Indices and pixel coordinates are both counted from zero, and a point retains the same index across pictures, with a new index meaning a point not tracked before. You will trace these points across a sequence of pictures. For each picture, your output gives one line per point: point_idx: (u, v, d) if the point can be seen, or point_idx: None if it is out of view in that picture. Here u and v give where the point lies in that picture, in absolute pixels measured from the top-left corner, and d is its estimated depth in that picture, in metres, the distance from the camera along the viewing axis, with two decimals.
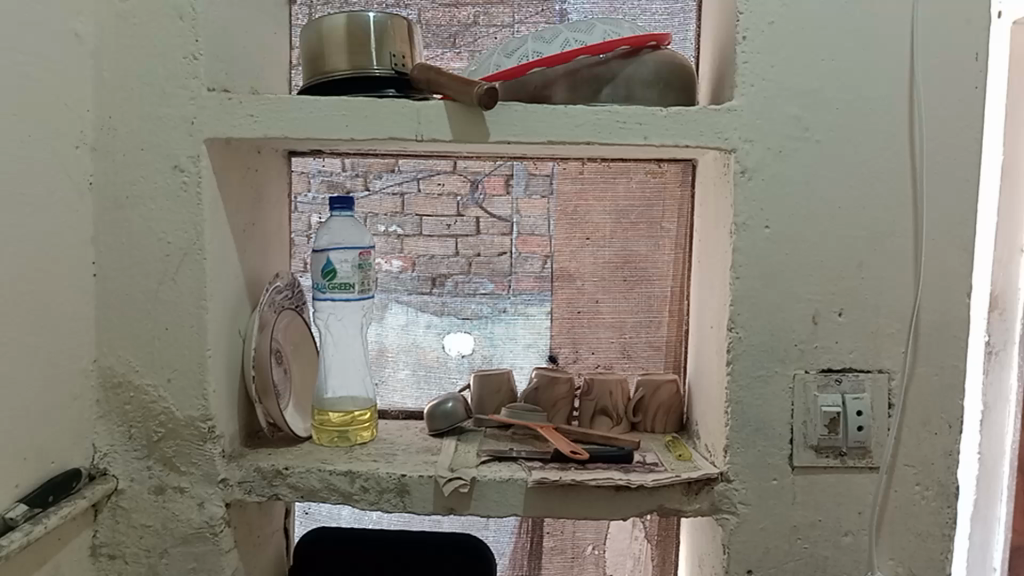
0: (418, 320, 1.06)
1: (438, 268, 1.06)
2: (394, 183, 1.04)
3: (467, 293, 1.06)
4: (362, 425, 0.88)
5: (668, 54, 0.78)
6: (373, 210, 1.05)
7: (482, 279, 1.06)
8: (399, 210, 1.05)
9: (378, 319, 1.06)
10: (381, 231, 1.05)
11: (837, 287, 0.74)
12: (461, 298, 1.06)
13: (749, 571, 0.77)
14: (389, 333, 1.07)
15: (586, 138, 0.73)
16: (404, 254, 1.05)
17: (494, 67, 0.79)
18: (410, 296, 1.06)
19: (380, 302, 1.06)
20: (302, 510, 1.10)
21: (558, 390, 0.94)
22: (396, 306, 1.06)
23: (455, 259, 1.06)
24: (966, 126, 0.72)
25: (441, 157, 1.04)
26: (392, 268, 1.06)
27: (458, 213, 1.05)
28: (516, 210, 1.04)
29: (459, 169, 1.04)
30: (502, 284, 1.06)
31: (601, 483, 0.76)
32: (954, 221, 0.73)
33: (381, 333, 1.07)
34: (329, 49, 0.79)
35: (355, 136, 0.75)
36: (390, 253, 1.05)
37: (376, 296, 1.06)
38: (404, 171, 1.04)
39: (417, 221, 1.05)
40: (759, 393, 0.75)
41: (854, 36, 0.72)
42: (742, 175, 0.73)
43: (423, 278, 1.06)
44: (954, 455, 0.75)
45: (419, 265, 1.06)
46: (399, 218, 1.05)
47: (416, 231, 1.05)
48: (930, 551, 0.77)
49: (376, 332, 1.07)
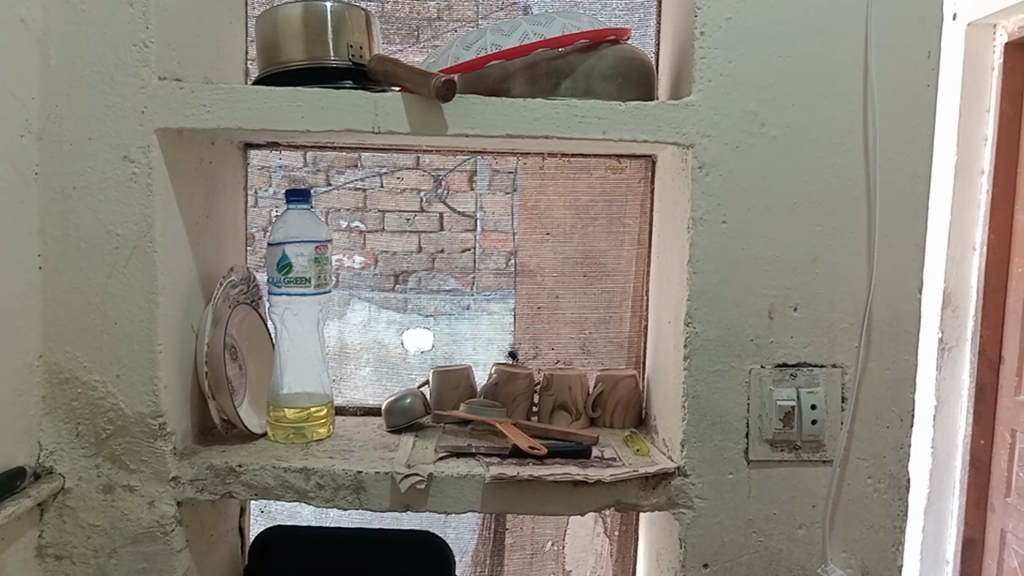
0: (380, 316, 1.05)
1: (400, 264, 1.05)
2: (356, 178, 1.03)
3: (430, 289, 1.05)
4: (319, 421, 0.87)
5: (627, 49, 0.79)
6: (334, 205, 1.03)
7: (445, 276, 1.05)
8: (361, 206, 1.03)
9: (338, 315, 1.05)
10: (342, 227, 1.03)
11: (793, 282, 0.74)
12: (423, 295, 1.05)
13: (705, 564, 0.77)
14: (349, 330, 1.05)
15: (545, 132, 0.73)
16: (365, 250, 1.04)
17: (453, 60, 0.78)
18: (372, 293, 1.05)
19: (341, 298, 1.05)
20: (259, 509, 1.08)
21: (518, 385, 0.93)
22: (358, 302, 1.05)
23: (418, 256, 1.04)
24: (918, 125, 0.73)
25: (404, 153, 1.03)
26: (354, 264, 1.04)
27: (421, 208, 1.04)
28: (480, 206, 1.04)
29: (422, 164, 1.03)
30: (464, 280, 1.05)
31: (559, 478, 0.75)
32: (907, 218, 0.74)
33: (341, 329, 1.05)
34: (285, 39, 0.78)
35: (311, 127, 0.73)
36: (352, 249, 1.04)
37: (337, 292, 1.04)
38: (367, 166, 1.03)
39: (380, 216, 1.03)
40: (715, 387, 0.75)
41: (810, 33, 0.72)
42: (700, 170, 0.73)
43: (385, 274, 1.05)
44: (905, 448, 0.76)
45: (381, 261, 1.04)
46: (361, 213, 1.03)
47: (379, 226, 1.04)
48: (882, 543, 0.78)
49: (336, 329, 1.05)
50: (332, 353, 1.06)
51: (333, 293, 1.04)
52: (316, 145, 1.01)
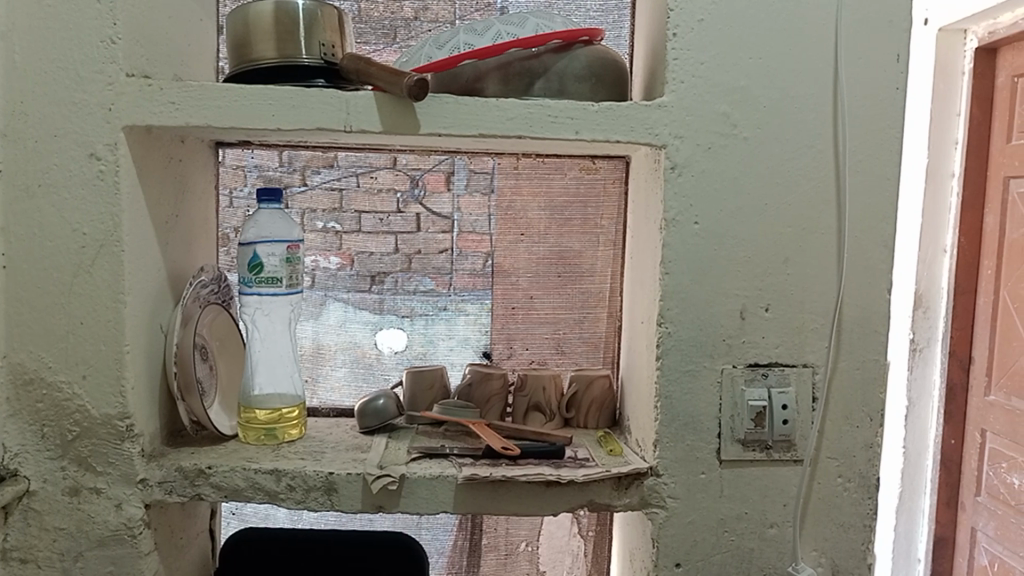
0: (357, 317, 1.05)
1: (377, 265, 1.04)
2: (332, 179, 1.02)
3: (407, 290, 1.05)
4: (290, 423, 0.86)
5: (600, 50, 0.79)
6: (311, 206, 1.02)
7: (422, 276, 1.05)
8: (337, 206, 1.02)
9: (314, 316, 1.04)
10: (319, 228, 1.02)
11: (764, 283, 0.75)
12: (400, 296, 1.05)
13: (677, 564, 0.77)
14: (325, 330, 1.04)
15: (518, 132, 0.73)
16: (342, 250, 1.03)
17: (425, 59, 0.78)
18: (348, 294, 1.04)
19: (317, 299, 1.04)
20: (230, 511, 1.07)
21: (492, 386, 0.93)
22: (334, 303, 1.04)
23: (395, 257, 1.04)
24: (887, 127, 0.74)
25: (382, 153, 1.02)
26: (329, 265, 1.03)
27: (398, 209, 1.03)
28: (457, 207, 1.03)
29: (399, 165, 1.02)
30: (441, 281, 1.05)
31: (532, 479, 0.75)
32: (876, 219, 0.74)
33: (317, 330, 1.04)
34: (257, 37, 0.77)
35: (282, 125, 0.73)
36: (328, 250, 1.03)
37: (313, 293, 1.03)
38: (343, 167, 1.02)
39: (356, 217, 1.03)
40: (687, 387, 0.75)
41: (780, 36, 0.73)
42: (672, 171, 0.73)
43: (361, 275, 1.04)
44: (874, 448, 0.77)
45: (357, 262, 1.04)
46: (337, 214, 1.02)
47: (355, 227, 1.03)
48: (852, 541, 0.78)
49: (311, 329, 1.04)
50: (307, 353, 1.05)
51: (308, 293, 1.03)
52: (292, 144, 1.00)
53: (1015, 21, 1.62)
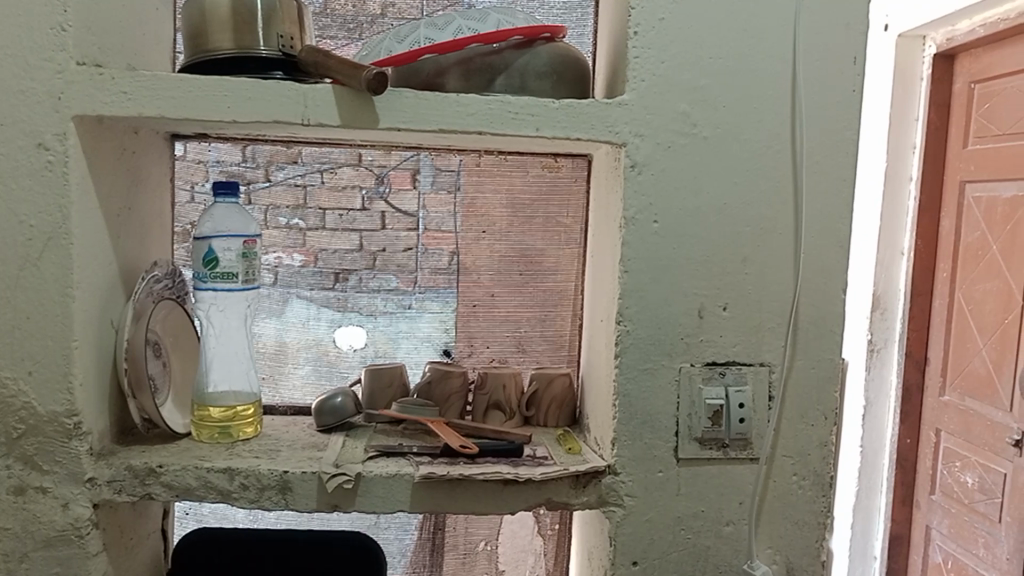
0: (320, 316, 1.03)
1: (341, 262, 1.02)
2: (296, 175, 1.00)
3: (371, 288, 1.03)
4: (245, 421, 0.85)
5: (562, 47, 0.79)
6: (274, 202, 1.00)
7: (387, 275, 1.03)
8: (301, 203, 1.01)
9: (277, 314, 1.02)
10: (282, 224, 1.01)
11: (722, 281, 0.75)
12: (364, 295, 1.03)
13: (634, 562, 0.77)
14: (289, 329, 1.03)
15: (478, 128, 0.72)
16: (305, 248, 1.02)
17: (385, 53, 0.77)
18: (312, 292, 1.03)
19: (280, 296, 1.02)
20: (183, 511, 1.05)
21: (451, 384, 0.93)
22: (297, 301, 1.02)
23: (359, 255, 1.03)
24: (843, 128, 0.75)
25: (348, 150, 1.00)
26: (293, 262, 1.02)
27: (363, 206, 1.02)
28: (423, 205, 1.02)
29: (365, 161, 1.01)
30: (406, 279, 1.04)
31: (490, 477, 0.75)
32: (833, 220, 0.75)
33: (280, 329, 1.03)
34: (213, 26, 0.76)
35: (238, 118, 0.71)
36: (291, 247, 1.01)
37: (275, 290, 1.02)
38: (307, 163, 1.00)
39: (320, 214, 1.01)
40: (645, 385, 0.75)
41: (740, 37, 0.73)
42: (632, 169, 0.73)
43: (325, 273, 1.02)
44: (829, 446, 0.78)
45: (322, 259, 1.02)
46: (301, 211, 1.01)
47: (319, 224, 1.02)
48: (807, 539, 0.79)
49: (274, 327, 1.03)
50: (268, 351, 1.03)
51: (271, 290, 1.02)
52: (253, 139, 0.98)
53: (972, 28, 1.69)
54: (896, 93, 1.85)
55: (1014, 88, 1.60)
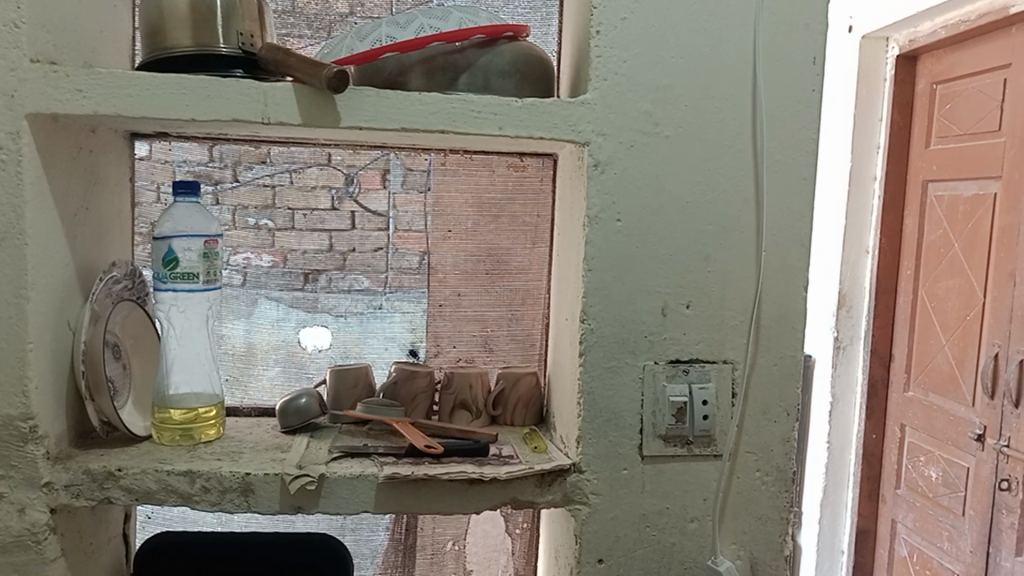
0: (289, 317, 1.02)
1: (310, 263, 1.02)
2: (265, 175, 0.99)
3: (341, 289, 1.03)
4: (207, 423, 0.84)
5: (525, 46, 0.79)
6: (241, 202, 0.99)
7: (357, 275, 1.03)
8: (270, 204, 1.00)
9: (246, 315, 1.01)
10: (250, 225, 1.00)
11: (685, 279, 0.75)
12: (334, 295, 1.02)
13: (599, 560, 0.77)
14: (259, 330, 1.02)
15: (441, 127, 0.72)
16: (274, 248, 1.01)
17: (347, 50, 0.76)
18: (281, 293, 1.01)
19: (248, 297, 1.01)
20: (145, 515, 1.03)
21: (418, 384, 0.92)
22: (267, 302, 1.01)
23: (329, 255, 1.02)
24: (803, 128, 0.75)
25: (316, 150, 1.00)
26: (262, 263, 1.01)
27: (333, 206, 1.01)
28: (393, 205, 1.02)
29: (334, 162, 1.00)
30: (377, 280, 1.03)
31: (455, 477, 0.75)
32: (793, 219, 0.76)
33: (249, 330, 1.02)
34: (171, 24, 0.75)
35: (196, 116, 0.71)
36: (260, 248, 1.00)
37: (243, 291, 1.01)
38: (276, 163, 0.99)
39: (289, 214, 1.00)
40: (609, 383, 0.76)
41: (701, 36, 0.74)
42: (595, 168, 0.73)
43: (294, 273, 1.01)
44: (791, 442, 0.79)
45: (291, 260, 1.01)
46: (269, 211, 1.00)
47: (288, 224, 1.00)
48: (770, 534, 0.80)
49: (243, 329, 1.02)
50: (237, 352, 1.02)
51: (240, 291, 1.01)
52: (219, 138, 0.97)
53: (935, 29, 1.72)
54: (861, 93, 1.88)
55: (977, 88, 1.63)
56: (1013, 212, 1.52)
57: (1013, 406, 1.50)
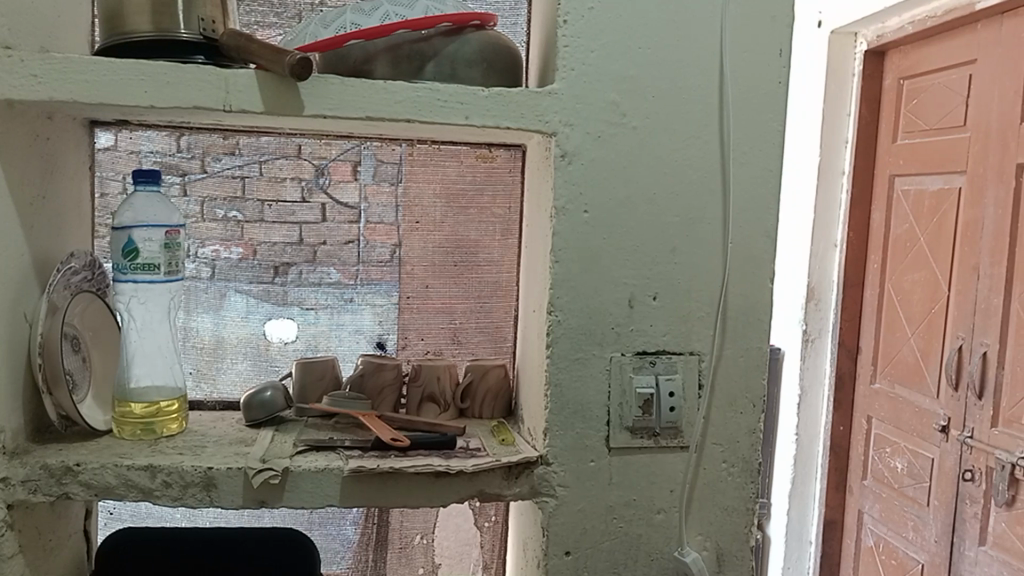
0: (259, 310, 1.00)
1: (280, 256, 1.00)
2: (234, 166, 0.98)
3: (312, 283, 1.01)
4: (169, 417, 0.82)
5: (492, 35, 0.78)
6: (210, 194, 0.97)
7: (327, 268, 1.01)
8: (239, 195, 0.98)
9: (215, 308, 1.00)
10: (219, 217, 0.98)
11: (652, 271, 0.75)
12: (305, 289, 1.01)
13: (566, 552, 0.77)
14: (227, 323, 1.00)
15: (406, 116, 0.71)
16: (243, 241, 0.99)
17: (310, 38, 0.75)
18: (250, 286, 1.00)
19: (217, 290, 0.99)
20: (106, 511, 1.01)
21: (385, 377, 0.91)
22: (236, 295, 1.00)
23: (299, 248, 1.00)
24: (769, 120, 0.75)
25: (286, 141, 0.98)
26: (231, 255, 0.99)
27: (303, 198, 1.00)
28: (364, 197, 1.01)
29: (305, 154, 0.99)
30: (348, 273, 1.02)
31: (421, 470, 0.74)
32: (759, 210, 0.76)
33: (218, 323, 1.00)
34: (130, 9, 0.73)
35: (155, 103, 0.69)
36: (229, 240, 0.99)
37: (212, 284, 0.99)
38: (245, 154, 0.98)
39: (259, 206, 0.99)
40: (576, 375, 0.75)
41: (668, 27, 0.74)
42: (563, 159, 0.73)
43: (264, 266, 1.00)
44: (757, 433, 0.79)
45: (260, 253, 1.00)
46: (238, 203, 0.98)
47: (258, 216, 0.99)
48: (736, 525, 0.80)
49: (211, 322, 1.00)
50: (205, 346, 1.00)
51: (208, 284, 0.99)
52: (188, 128, 0.95)
53: (902, 26, 1.74)
54: (829, 88, 1.89)
55: (943, 84, 1.65)
56: (978, 207, 1.54)
57: (977, 398, 1.52)
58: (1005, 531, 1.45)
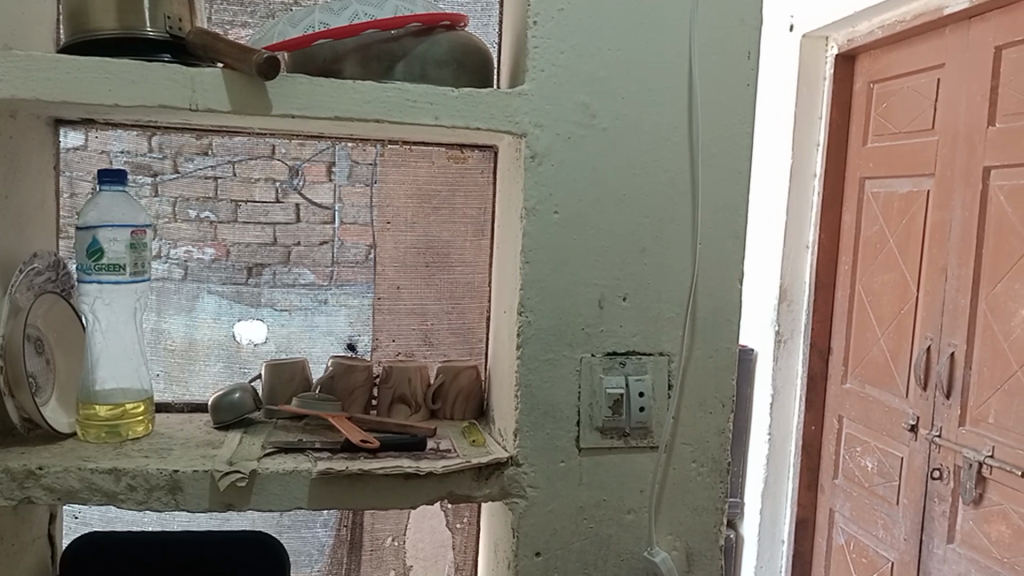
0: (232, 312, 0.99)
1: (254, 256, 0.99)
2: (207, 167, 0.97)
3: (285, 284, 1.00)
4: (135, 419, 0.81)
5: (462, 35, 0.78)
6: (183, 194, 0.96)
7: (302, 269, 1.01)
8: (212, 195, 0.97)
9: (187, 310, 0.98)
10: (192, 217, 0.97)
11: (621, 272, 0.76)
12: (279, 290, 1.00)
13: (537, 552, 0.77)
14: (200, 325, 0.99)
15: (375, 116, 0.71)
16: (216, 241, 0.98)
17: (278, 36, 0.74)
18: (223, 287, 0.99)
19: (190, 292, 0.98)
20: (71, 515, 1.00)
21: (356, 378, 0.90)
22: (208, 296, 0.99)
23: (273, 249, 1.00)
24: (738, 122, 0.76)
25: (259, 140, 0.97)
26: (203, 256, 0.98)
27: (277, 199, 0.99)
28: (339, 197, 1.00)
29: (279, 154, 0.98)
30: (322, 274, 1.01)
31: (390, 472, 0.74)
32: (728, 212, 0.77)
33: (190, 325, 0.99)
34: (94, 6, 0.72)
35: (120, 101, 0.68)
36: (201, 241, 0.98)
37: (184, 285, 0.98)
38: (217, 154, 0.97)
39: (232, 207, 0.98)
40: (547, 375, 0.75)
41: (638, 29, 0.74)
42: (533, 159, 0.73)
43: (238, 267, 0.99)
44: (726, 433, 0.80)
45: (233, 254, 0.99)
46: (211, 203, 0.97)
47: (231, 217, 0.98)
48: (705, 525, 0.81)
49: (183, 324, 0.98)
50: (177, 348, 0.99)
51: (180, 285, 0.98)
52: (162, 128, 0.94)
53: (872, 30, 1.76)
54: (801, 91, 1.91)
55: (912, 88, 1.68)
56: (946, 209, 1.56)
57: (945, 398, 1.55)
58: (973, 529, 1.47)
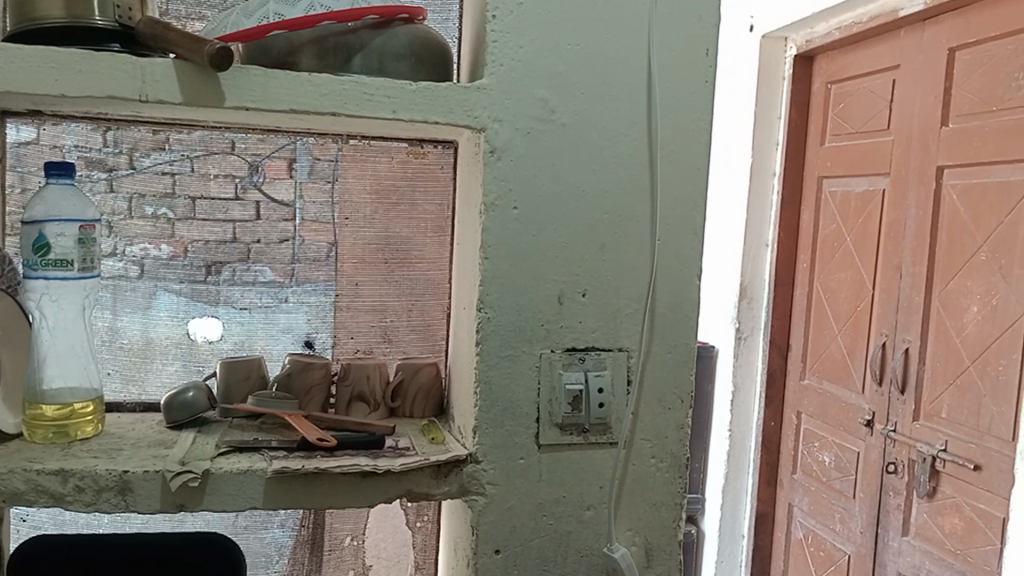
0: (189, 311, 0.97)
1: (213, 253, 0.97)
2: (164, 162, 0.94)
3: (245, 282, 0.98)
4: (84, 419, 0.80)
5: (421, 29, 0.77)
6: (140, 190, 0.94)
7: (262, 267, 0.99)
8: (170, 192, 0.95)
9: (143, 309, 0.96)
10: (148, 214, 0.95)
11: (580, 268, 0.75)
12: (238, 288, 0.98)
13: (496, 550, 0.77)
14: (157, 324, 0.97)
15: (331, 109, 0.70)
16: (173, 238, 0.96)
17: (232, 27, 0.73)
18: (181, 286, 0.97)
19: (146, 290, 0.96)
20: (18, 517, 0.97)
21: (313, 376, 0.89)
22: (165, 295, 0.96)
23: (233, 246, 0.98)
24: (696, 119, 0.76)
25: (217, 135, 0.95)
26: (160, 253, 0.96)
27: (237, 195, 0.97)
28: (300, 194, 0.99)
29: (238, 150, 0.96)
30: (283, 272, 0.99)
31: (347, 470, 0.73)
32: (687, 207, 0.77)
33: (146, 324, 0.96)
34: None
35: (68, 92, 0.66)
36: (158, 237, 0.95)
37: (140, 283, 0.95)
38: (175, 150, 0.94)
39: (189, 203, 0.96)
40: (506, 372, 0.75)
41: (597, 24, 0.74)
42: (491, 154, 0.72)
43: (196, 265, 0.97)
44: (685, 429, 0.80)
45: (191, 250, 0.97)
46: (169, 200, 0.95)
47: (188, 214, 0.96)
48: (664, 520, 0.81)
49: (138, 323, 0.96)
50: (133, 348, 0.96)
51: (136, 283, 0.95)
52: (117, 123, 0.92)
53: (830, 31, 1.78)
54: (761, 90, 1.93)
55: (868, 88, 1.71)
56: (901, 207, 1.59)
57: (900, 392, 1.57)
58: (926, 521, 1.50)
